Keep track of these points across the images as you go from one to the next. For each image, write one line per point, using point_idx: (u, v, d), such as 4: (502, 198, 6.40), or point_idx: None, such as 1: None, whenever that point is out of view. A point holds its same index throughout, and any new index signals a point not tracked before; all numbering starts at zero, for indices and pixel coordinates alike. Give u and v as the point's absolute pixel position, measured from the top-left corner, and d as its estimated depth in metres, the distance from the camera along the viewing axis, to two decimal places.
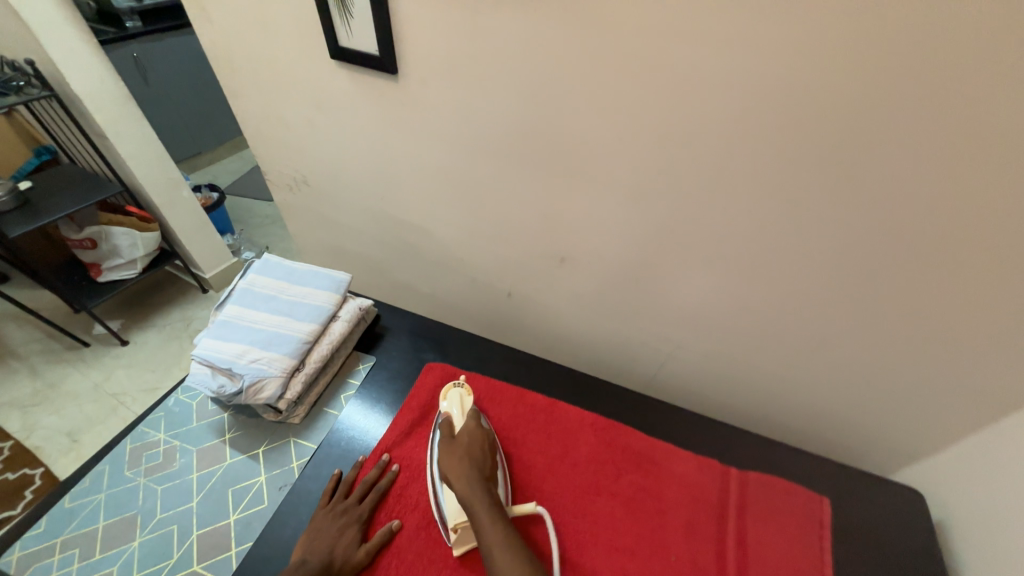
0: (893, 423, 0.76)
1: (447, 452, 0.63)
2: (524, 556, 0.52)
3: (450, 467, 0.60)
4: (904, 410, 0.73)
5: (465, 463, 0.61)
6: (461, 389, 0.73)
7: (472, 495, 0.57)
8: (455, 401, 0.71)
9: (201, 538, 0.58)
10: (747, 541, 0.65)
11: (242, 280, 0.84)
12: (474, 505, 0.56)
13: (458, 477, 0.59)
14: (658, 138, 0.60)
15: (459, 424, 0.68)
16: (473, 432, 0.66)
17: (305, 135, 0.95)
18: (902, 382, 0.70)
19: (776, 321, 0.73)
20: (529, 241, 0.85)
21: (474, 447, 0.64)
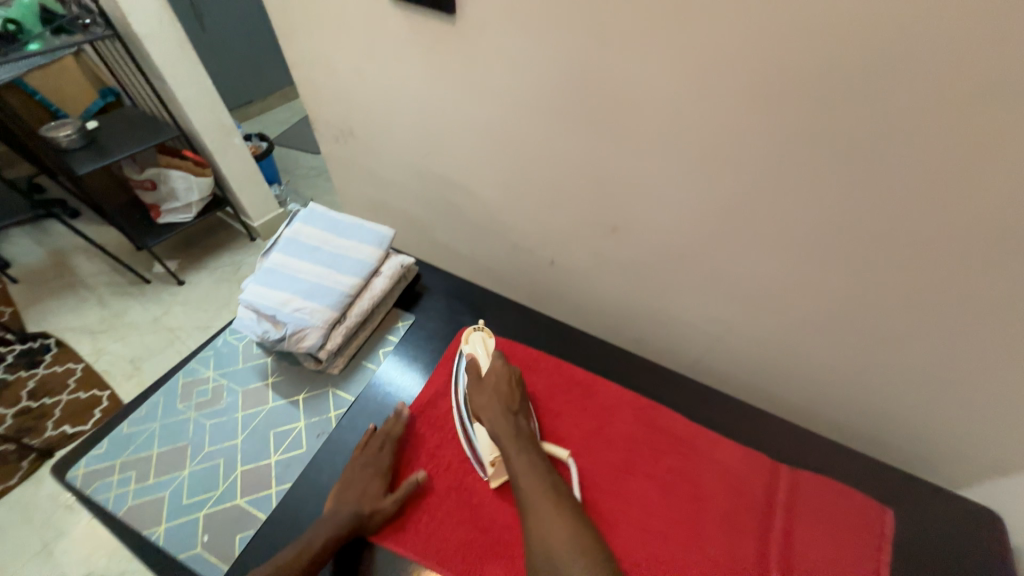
0: (992, 444, 0.65)
1: (478, 390, 0.65)
2: (554, 484, 0.55)
3: (482, 406, 0.62)
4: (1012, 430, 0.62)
5: (494, 401, 0.63)
6: (483, 332, 0.72)
7: (501, 428, 0.59)
8: (479, 345, 0.70)
9: (244, 474, 0.63)
10: (796, 543, 0.58)
11: (287, 228, 0.80)
12: (505, 438, 0.58)
13: (489, 414, 0.61)
14: (752, 90, 0.51)
15: (484, 364, 0.68)
16: (501, 371, 0.66)
17: (351, 83, 0.90)
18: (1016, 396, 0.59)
19: (866, 312, 0.62)
20: (579, 204, 0.78)
21: (502, 384, 0.65)
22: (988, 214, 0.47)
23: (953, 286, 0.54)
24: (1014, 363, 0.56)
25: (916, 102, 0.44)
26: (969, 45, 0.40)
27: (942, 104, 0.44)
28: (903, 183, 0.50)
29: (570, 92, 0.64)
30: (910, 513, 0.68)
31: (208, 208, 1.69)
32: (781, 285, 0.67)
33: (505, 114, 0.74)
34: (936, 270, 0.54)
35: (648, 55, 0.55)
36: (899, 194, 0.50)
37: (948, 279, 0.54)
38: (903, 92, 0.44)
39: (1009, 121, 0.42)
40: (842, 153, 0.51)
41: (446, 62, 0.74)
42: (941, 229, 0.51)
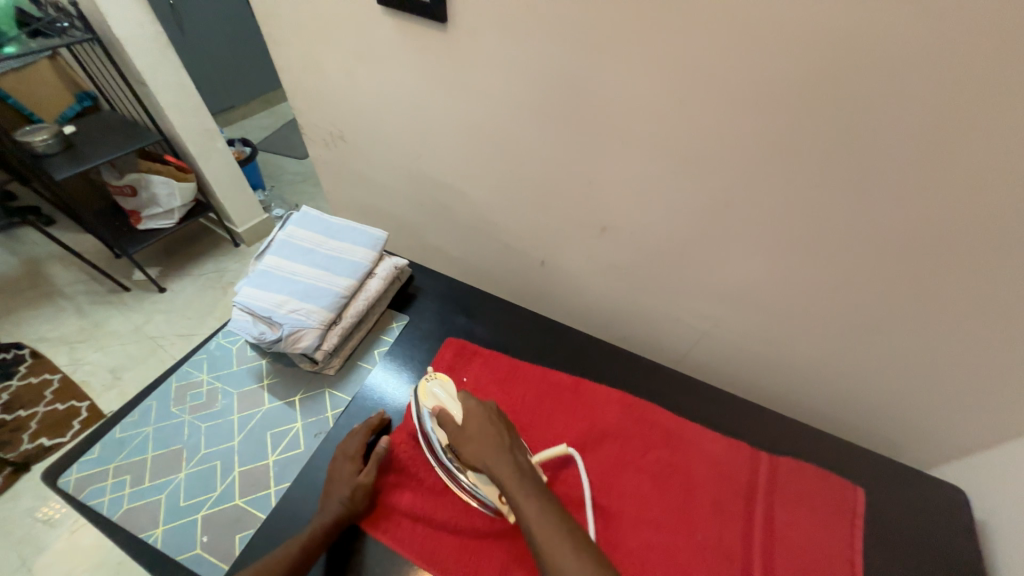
0: (957, 423, 0.69)
1: (462, 440, 0.59)
2: (566, 521, 0.51)
3: (475, 457, 0.58)
4: (975, 409, 0.66)
5: (482, 447, 0.58)
6: (438, 380, 0.68)
7: (499, 470, 0.56)
8: (445, 394, 0.66)
9: (242, 475, 0.63)
10: (778, 524, 0.61)
11: (280, 232, 0.81)
12: (506, 479, 0.54)
13: (484, 458, 0.57)
14: (730, 96, 0.55)
15: (456, 414, 0.63)
16: (478, 413, 0.62)
17: (342, 87, 0.92)
18: (977, 377, 0.63)
19: (838, 303, 0.67)
20: (567, 204, 0.80)
21: (486, 425, 0.61)
22: (944, 207, 0.52)
23: (916, 276, 0.58)
24: (971, 345, 0.61)
25: (878, 106, 0.48)
26: (923, 54, 0.44)
27: (900, 108, 0.48)
28: (867, 181, 0.54)
29: (559, 97, 0.67)
30: (885, 491, 0.72)
31: (191, 214, 1.66)
32: (761, 279, 0.70)
33: (495, 118, 0.76)
34: (900, 262, 0.58)
35: (633, 62, 0.58)
36: (864, 191, 0.55)
37: (911, 269, 0.58)
38: (867, 96, 0.48)
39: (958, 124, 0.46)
40: (812, 154, 0.55)
41: (437, 68, 0.76)
42: (902, 222, 0.55)
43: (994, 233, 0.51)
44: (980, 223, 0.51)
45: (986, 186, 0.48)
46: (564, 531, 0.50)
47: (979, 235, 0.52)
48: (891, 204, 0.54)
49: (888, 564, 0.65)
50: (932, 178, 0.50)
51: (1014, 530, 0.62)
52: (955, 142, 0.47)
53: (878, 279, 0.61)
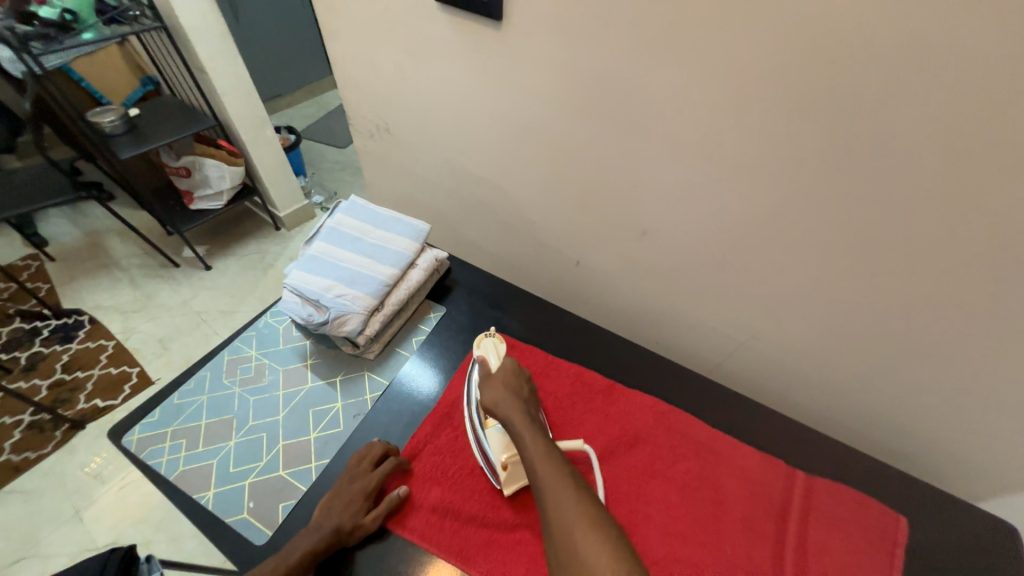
0: (1010, 457, 0.66)
1: (487, 384, 0.63)
2: (567, 463, 0.50)
3: (491, 396, 0.60)
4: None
5: (502, 388, 0.61)
6: (495, 338, 0.74)
7: (512, 411, 0.57)
8: (489, 348, 0.72)
9: (286, 448, 0.67)
10: (810, 550, 0.60)
11: (329, 219, 0.84)
12: (517, 422, 0.55)
13: (500, 399, 0.59)
14: (790, 107, 0.53)
15: (495, 364, 0.68)
16: (509, 367, 0.66)
17: (392, 81, 0.94)
18: None
19: (892, 324, 0.64)
20: (609, 207, 0.80)
21: (511, 378, 0.64)
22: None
23: (977, 303, 0.56)
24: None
25: (958, 121, 0.46)
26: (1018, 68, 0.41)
27: (986, 125, 0.45)
28: (938, 200, 0.51)
29: (610, 100, 0.67)
30: (929, 522, 0.69)
31: (238, 196, 1.74)
32: (809, 293, 0.68)
33: (543, 117, 0.77)
34: (967, 286, 0.55)
35: (692, 67, 0.57)
36: (936, 209, 0.52)
37: (979, 296, 0.55)
38: (949, 109, 0.46)
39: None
40: (880, 168, 0.52)
41: (488, 65, 0.77)
42: (975, 244, 0.52)
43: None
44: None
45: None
46: (565, 475, 0.48)
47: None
48: (965, 224, 0.51)
49: None
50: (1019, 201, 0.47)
51: None
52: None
53: (940, 302, 0.58)
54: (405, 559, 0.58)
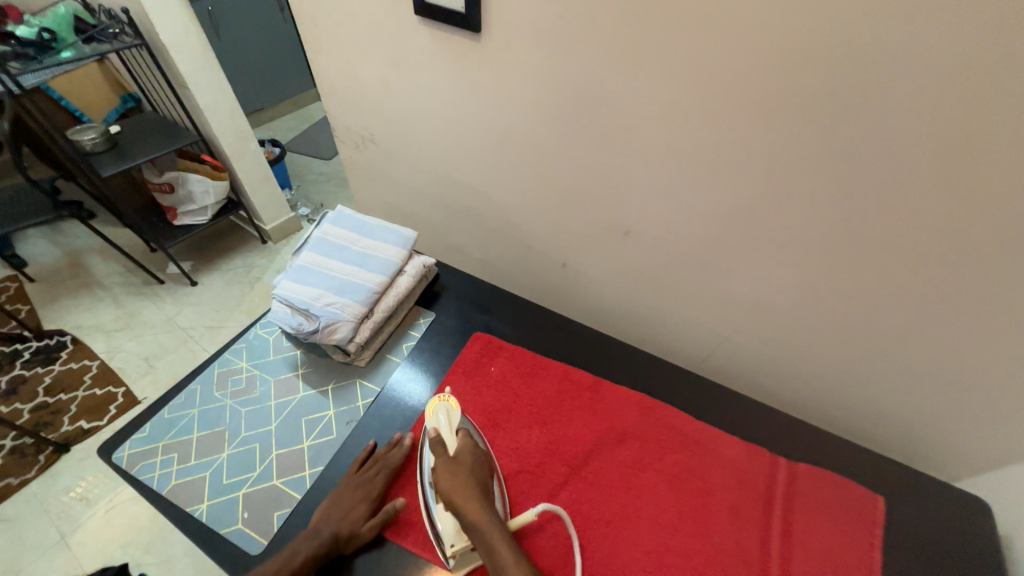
0: (979, 433, 0.69)
1: (451, 473, 0.56)
2: None
3: (453, 490, 0.55)
4: (997, 420, 0.66)
5: (474, 485, 0.55)
6: (448, 403, 0.65)
7: (483, 519, 0.53)
8: (445, 420, 0.63)
9: (279, 457, 0.67)
10: (796, 531, 0.62)
11: (316, 230, 0.85)
12: (487, 529, 0.52)
13: (465, 502, 0.54)
14: (756, 108, 0.57)
15: (449, 445, 0.61)
16: (467, 448, 0.60)
17: (376, 93, 0.96)
18: (1000, 389, 0.63)
19: (863, 309, 0.67)
20: (591, 209, 0.83)
21: (473, 462, 0.58)
22: (982, 218, 0.52)
23: (938, 285, 0.59)
24: (1007, 361, 0.60)
25: (915, 117, 0.49)
26: (966, 65, 0.45)
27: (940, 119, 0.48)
28: (901, 190, 0.54)
29: (588, 105, 0.70)
30: (907, 499, 0.71)
31: (223, 212, 1.73)
32: (785, 283, 0.71)
33: (526, 124, 0.79)
34: (932, 272, 0.58)
35: (666, 72, 0.60)
36: (898, 199, 0.55)
37: (944, 280, 0.58)
38: (906, 106, 0.49)
39: (1001, 136, 0.46)
40: (848, 162, 0.55)
41: (470, 76, 0.79)
42: (937, 231, 0.55)
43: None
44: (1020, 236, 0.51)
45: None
46: None
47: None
48: (926, 213, 0.54)
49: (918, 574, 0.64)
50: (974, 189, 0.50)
51: None
52: (998, 155, 0.48)
53: (909, 288, 0.61)
54: (402, 562, 0.58)
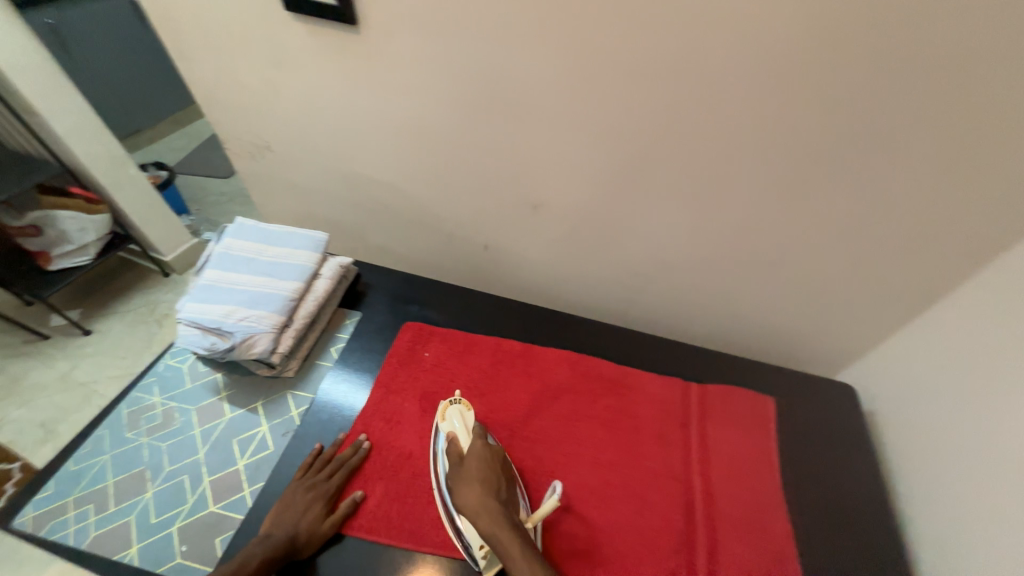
0: (845, 327, 0.83)
1: (461, 480, 0.59)
2: None
3: (469, 502, 0.57)
4: (854, 313, 0.80)
5: (481, 490, 0.58)
6: (461, 406, 0.68)
7: (501, 532, 0.55)
8: (458, 420, 0.66)
9: (213, 483, 0.64)
10: (709, 442, 0.71)
11: (217, 245, 0.81)
12: (505, 541, 0.54)
13: (482, 515, 0.56)
14: (624, 75, 0.63)
15: (465, 445, 0.64)
16: (482, 454, 0.62)
17: (261, 98, 0.91)
18: (852, 286, 0.77)
19: (742, 240, 0.77)
20: (500, 187, 0.86)
21: (486, 470, 0.60)
22: (817, 153, 0.63)
23: (793, 209, 0.70)
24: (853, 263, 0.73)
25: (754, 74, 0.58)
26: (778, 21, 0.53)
27: (770, 72, 0.57)
28: (756, 137, 0.64)
29: (478, 88, 0.73)
30: (800, 396, 0.84)
31: (109, 248, 1.55)
32: (677, 229, 0.80)
33: (424, 113, 0.80)
34: (788, 200, 0.69)
35: (546, 50, 0.64)
36: (750, 141, 0.64)
37: (796, 205, 0.69)
38: (743, 61, 0.57)
39: (813, 80, 0.57)
40: (709, 114, 0.63)
41: (361, 70, 0.78)
42: (787, 167, 0.66)
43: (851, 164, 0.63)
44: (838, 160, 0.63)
45: (846, 136, 0.60)
46: None
47: (845, 171, 0.63)
48: (776, 152, 0.65)
49: (811, 454, 0.77)
50: (806, 130, 0.61)
51: (901, 404, 0.77)
52: (813, 95, 0.58)
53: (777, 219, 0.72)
54: (359, 556, 0.59)
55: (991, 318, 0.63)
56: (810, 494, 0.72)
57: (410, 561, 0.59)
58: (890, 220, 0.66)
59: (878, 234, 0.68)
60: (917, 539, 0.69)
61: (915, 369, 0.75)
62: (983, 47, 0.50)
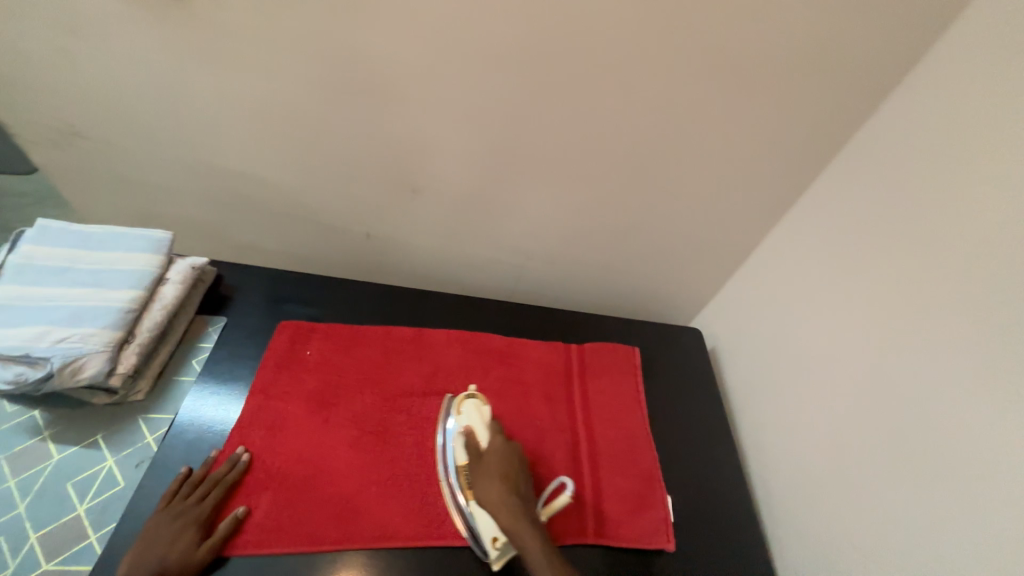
0: (698, 273, 1.01)
1: (479, 475, 0.63)
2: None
3: (487, 493, 0.61)
4: (703, 259, 0.98)
5: (501, 486, 0.62)
6: (477, 401, 0.71)
7: (519, 524, 0.59)
8: (473, 415, 0.70)
9: (46, 538, 0.54)
10: (590, 394, 0.80)
11: (13, 255, 0.66)
12: (522, 532, 0.58)
13: (500, 507, 0.60)
14: (491, 57, 0.68)
15: (483, 438, 0.67)
16: (499, 448, 0.66)
17: (50, 73, 0.73)
18: (700, 237, 0.94)
19: (609, 209, 0.88)
20: (375, 172, 0.83)
21: (504, 465, 0.64)
22: (661, 130, 0.76)
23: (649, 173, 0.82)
24: (700, 217, 0.90)
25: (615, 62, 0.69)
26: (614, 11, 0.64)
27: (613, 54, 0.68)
28: (614, 117, 0.75)
29: (339, 66, 0.70)
30: (664, 344, 0.98)
31: None
32: (552, 203, 0.87)
33: (277, 92, 0.73)
34: (644, 169, 0.82)
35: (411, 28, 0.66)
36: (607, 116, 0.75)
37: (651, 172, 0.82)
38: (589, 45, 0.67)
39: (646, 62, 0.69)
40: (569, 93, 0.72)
41: (201, 44, 0.68)
42: (638, 139, 0.78)
43: (682, 134, 0.77)
44: (672, 130, 0.77)
45: (677, 112, 0.74)
46: None
47: (679, 140, 0.78)
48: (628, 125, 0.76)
49: (673, 390, 0.90)
50: (650, 113, 0.74)
51: (741, 326, 0.98)
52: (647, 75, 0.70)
53: (637, 189, 0.85)
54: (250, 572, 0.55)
55: (796, 242, 0.88)
56: (671, 420, 0.86)
57: (309, 564, 0.57)
58: (719, 177, 0.83)
59: (712, 191, 0.85)
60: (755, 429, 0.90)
61: (753, 295, 0.96)
62: (758, 44, 0.67)
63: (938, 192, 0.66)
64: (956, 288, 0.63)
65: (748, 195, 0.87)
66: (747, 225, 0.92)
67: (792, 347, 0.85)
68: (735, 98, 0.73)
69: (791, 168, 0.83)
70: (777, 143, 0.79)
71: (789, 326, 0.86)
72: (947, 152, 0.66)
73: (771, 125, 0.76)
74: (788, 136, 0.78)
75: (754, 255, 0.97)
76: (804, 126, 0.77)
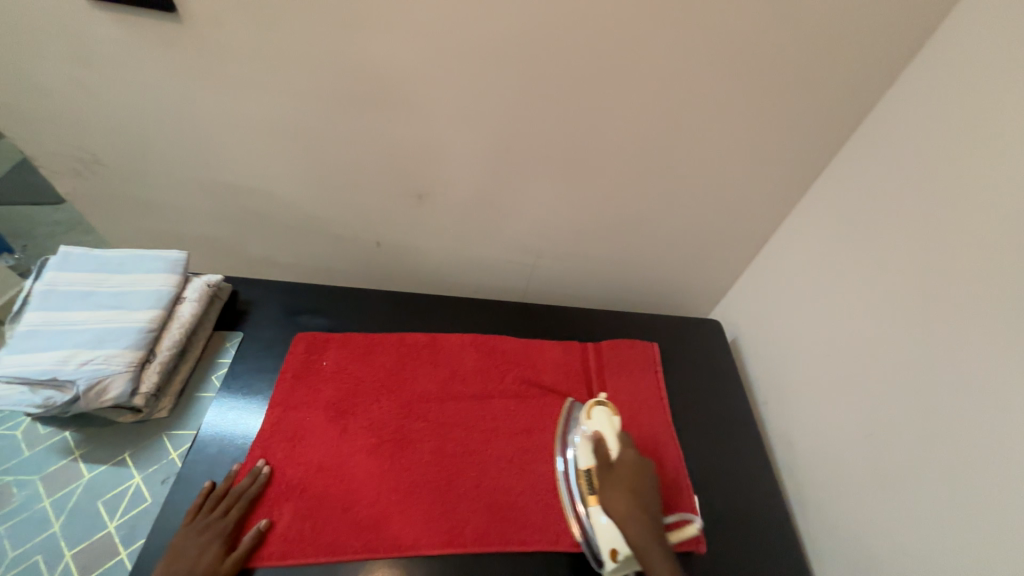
0: (713, 264, 0.98)
1: (609, 484, 0.63)
2: None
3: (616, 503, 0.61)
4: (718, 249, 0.94)
5: (629, 500, 0.62)
6: (608, 410, 0.70)
7: (648, 540, 0.59)
8: (604, 424, 0.69)
9: (79, 554, 0.55)
10: (610, 393, 0.79)
11: (38, 283, 0.68)
12: (652, 550, 0.58)
13: (630, 521, 0.60)
14: (485, 58, 0.67)
15: (612, 450, 0.67)
16: (630, 462, 0.66)
17: (65, 106, 0.76)
18: (713, 227, 0.90)
19: (617, 202, 0.86)
20: (380, 180, 0.83)
21: (634, 480, 0.64)
22: (667, 118, 0.74)
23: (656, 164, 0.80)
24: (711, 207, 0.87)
25: (610, 53, 0.66)
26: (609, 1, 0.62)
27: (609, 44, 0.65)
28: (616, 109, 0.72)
29: (337, 78, 0.70)
30: (683, 337, 0.95)
31: None
32: (558, 200, 0.85)
33: (279, 108, 0.74)
34: (650, 161, 0.79)
35: (403, 35, 0.65)
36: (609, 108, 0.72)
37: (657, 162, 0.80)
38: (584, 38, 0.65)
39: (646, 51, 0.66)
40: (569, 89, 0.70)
41: (204, 67, 0.69)
42: (642, 130, 0.75)
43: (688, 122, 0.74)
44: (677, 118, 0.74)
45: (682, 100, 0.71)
46: None
47: (685, 129, 0.75)
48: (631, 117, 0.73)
49: (696, 385, 0.88)
50: (655, 102, 0.72)
51: (761, 317, 0.94)
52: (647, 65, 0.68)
53: (643, 181, 0.82)
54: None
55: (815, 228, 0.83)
56: (694, 415, 0.84)
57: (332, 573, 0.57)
58: (729, 164, 0.80)
59: (722, 178, 0.82)
60: (782, 423, 0.86)
61: (772, 285, 0.92)
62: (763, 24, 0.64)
63: (955, 166, 0.62)
64: (983, 264, 0.59)
65: (761, 181, 0.83)
66: (762, 212, 0.88)
67: (813, 336, 0.81)
68: (743, 80, 0.69)
69: (806, 151, 0.79)
70: (791, 125, 0.75)
71: (810, 314, 0.82)
72: (971, 121, 0.61)
73: (786, 106, 0.73)
74: (802, 117, 0.74)
75: (771, 242, 0.93)
76: (819, 106, 0.73)
